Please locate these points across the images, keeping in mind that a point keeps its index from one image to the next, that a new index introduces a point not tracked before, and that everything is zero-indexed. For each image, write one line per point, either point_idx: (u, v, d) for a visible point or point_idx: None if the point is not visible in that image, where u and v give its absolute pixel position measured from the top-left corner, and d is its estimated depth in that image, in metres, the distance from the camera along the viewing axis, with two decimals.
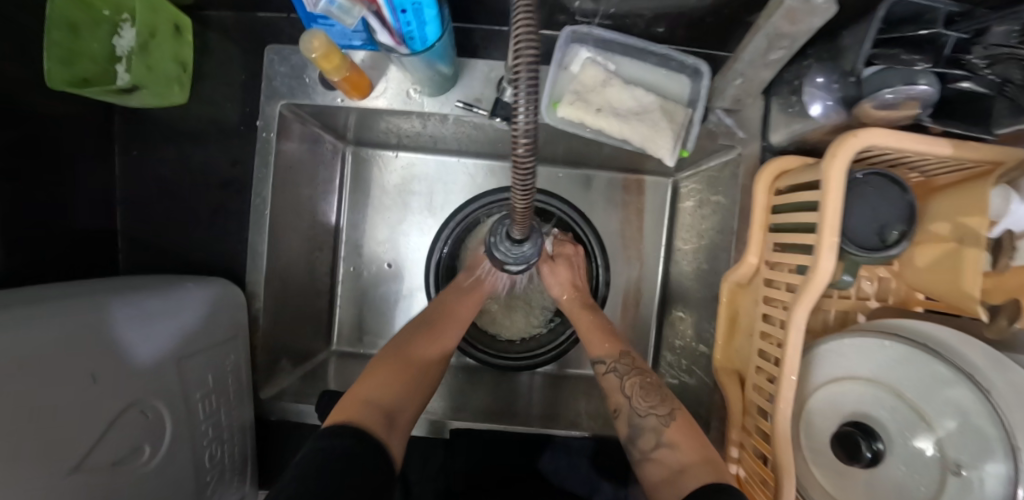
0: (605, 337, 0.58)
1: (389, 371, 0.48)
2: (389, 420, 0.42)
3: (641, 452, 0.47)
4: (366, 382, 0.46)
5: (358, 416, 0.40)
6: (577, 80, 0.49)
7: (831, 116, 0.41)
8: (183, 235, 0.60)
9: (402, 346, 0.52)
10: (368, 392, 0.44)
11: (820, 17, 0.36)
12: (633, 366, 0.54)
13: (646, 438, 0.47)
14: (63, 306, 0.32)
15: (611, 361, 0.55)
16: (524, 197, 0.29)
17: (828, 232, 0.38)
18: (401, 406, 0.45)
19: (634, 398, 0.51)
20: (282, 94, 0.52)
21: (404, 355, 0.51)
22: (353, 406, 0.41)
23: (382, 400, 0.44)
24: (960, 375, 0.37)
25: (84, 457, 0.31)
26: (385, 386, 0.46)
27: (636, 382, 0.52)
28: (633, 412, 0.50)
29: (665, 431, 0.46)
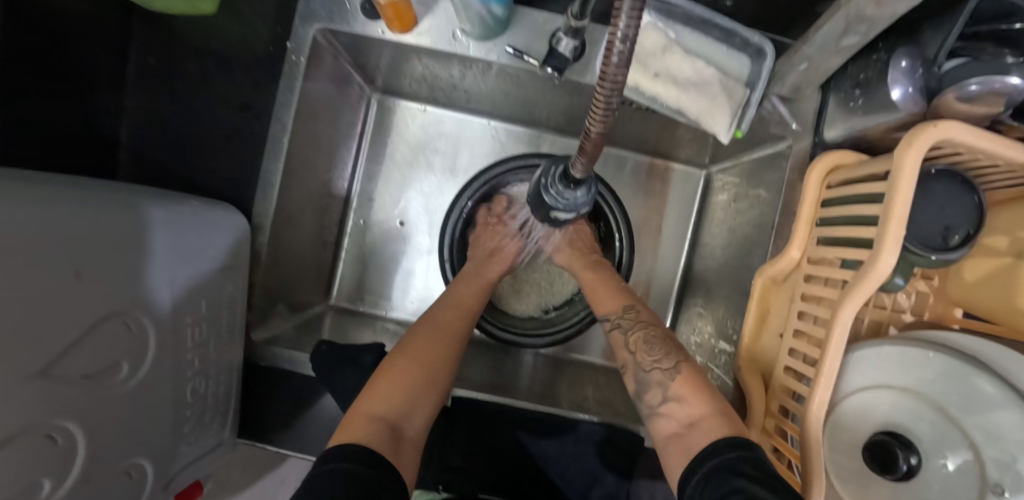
0: (611, 292, 0.53)
1: (406, 364, 0.41)
2: (397, 433, 0.35)
3: (648, 406, 0.42)
4: (377, 383, 0.39)
5: (362, 433, 0.33)
6: (635, 43, 0.46)
7: (909, 105, 0.38)
8: (194, 153, 0.57)
9: (420, 334, 0.45)
10: (374, 399, 0.37)
11: (908, 1, 0.33)
12: (638, 320, 0.48)
13: (652, 393, 0.42)
14: (51, 187, 0.28)
15: (616, 316, 0.50)
16: (600, 124, 0.26)
17: (894, 224, 0.35)
18: (413, 412, 0.38)
19: (637, 353, 0.45)
20: (319, 17, 0.47)
21: (421, 345, 0.44)
22: (356, 420, 0.35)
23: (391, 405, 0.37)
24: (1011, 395, 0.34)
25: (55, 361, 0.27)
26: (398, 385, 0.39)
27: (642, 335, 0.46)
28: (638, 367, 0.44)
29: (671, 385, 0.41)
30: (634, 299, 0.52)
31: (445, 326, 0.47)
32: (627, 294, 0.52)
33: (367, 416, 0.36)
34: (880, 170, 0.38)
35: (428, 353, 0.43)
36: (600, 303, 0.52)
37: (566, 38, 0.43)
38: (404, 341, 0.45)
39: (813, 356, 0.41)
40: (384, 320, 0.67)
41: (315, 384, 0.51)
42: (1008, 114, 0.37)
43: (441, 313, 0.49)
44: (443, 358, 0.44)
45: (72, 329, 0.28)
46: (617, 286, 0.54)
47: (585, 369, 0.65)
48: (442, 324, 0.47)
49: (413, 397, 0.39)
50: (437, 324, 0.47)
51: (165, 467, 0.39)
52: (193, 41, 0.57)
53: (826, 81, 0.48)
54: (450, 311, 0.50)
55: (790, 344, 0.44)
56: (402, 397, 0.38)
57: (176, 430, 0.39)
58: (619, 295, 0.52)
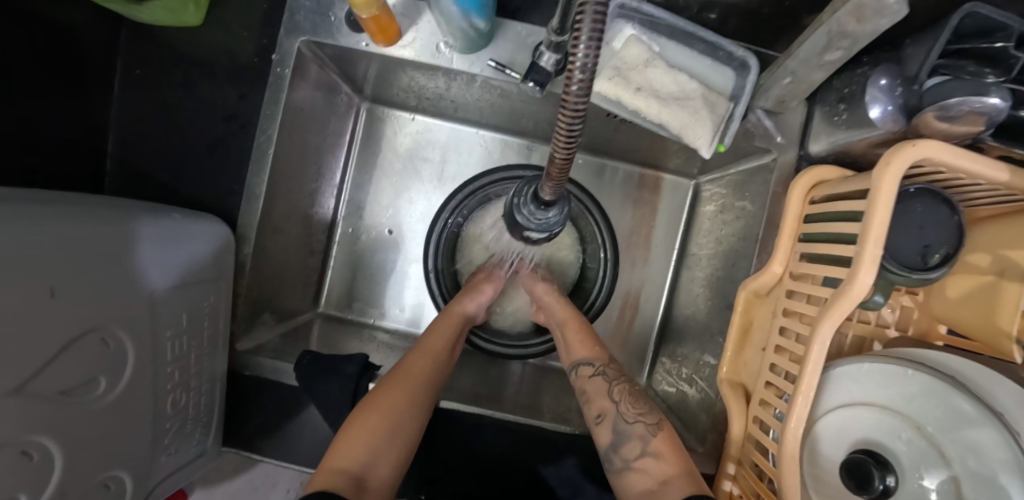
0: (590, 341, 0.54)
1: (377, 410, 0.42)
2: (362, 486, 0.36)
3: (623, 459, 0.43)
4: (347, 430, 0.40)
5: (329, 485, 0.34)
6: (619, 56, 0.46)
7: (888, 124, 0.38)
8: (179, 164, 0.59)
9: (393, 377, 0.46)
10: (343, 450, 0.38)
11: (889, 18, 0.34)
12: (621, 373, 0.50)
13: (630, 445, 0.43)
14: (30, 208, 0.29)
15: (598, 364, 0.51)
16: (566, 147, 0.26)
17: (871, 244, 0.34)
18: (381, 463, 0.38)
19: (622, 404, 0.46)
20: (304, 30, 0.47)
21: (394, 390, 0.44)
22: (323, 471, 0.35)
23: (359, 454, 0.38)
24: (988, 416, 0.33)
25: (30, 379, 0.27)
26: (368, 434, 0.40)
27: (625, 389, 0.48)
28: (618, 418, 0.45)
29: (651, 440, 0.43)
30: (609, 352, 0.53)
31: (415, 370, 0.47)
32: (604, 345, 0.54)
33: (333, 469, 0.36)
34: (860, 187, 0.38)
35: (401, 396, 0.44)
36: (577, 349, 0.53)
37: (547, 52, 0.42)
38: (376, 386, 0.45)
39: (792, 373, 0.41)
40: (373, 329, 0.67)
41: (299, 394, 0.52)
42: (988, 133, 0.36)
43: (414, 356, 0.49)
44: (416, 403, 0.44)
45: (47, 347, 0.29)
46: (591, 331, 0.56)
47: (571, 379, 0.65)
48: (416, 368, 0.48)
49: (382, 445, 0.40)
50: (411, 366, 0.48)
51: (144, 478, 0.40)
52: (181, 48, 0.58)
53: (812, 95, 0.48)
54: (423, 354, 0.50)
55: (771, 359, 0.44)
56: (371, 445, 0.39)
57: (155, 441, 0.40)
58: (597, 343, 0.54)
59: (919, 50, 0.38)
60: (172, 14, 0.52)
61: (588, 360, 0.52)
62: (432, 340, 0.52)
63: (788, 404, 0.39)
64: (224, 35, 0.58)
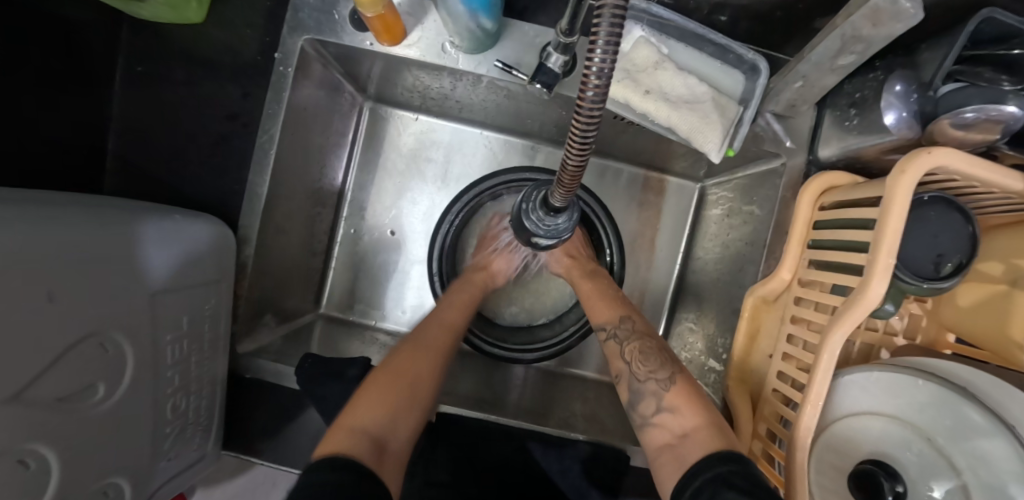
0: (609, 302, 0.53)
1: (388, 381, 0.41)
2: (383, 447, 0.35)
3: (641, 416, 0.42)
4: (358, 399, 0.39)
5: (348, 445, 0.33)
6: (627, 58, 0.46)
7: (903, 129, 0.37)
8: (179, 163, 0.58)
9: (405, 352, 0.45)
10: (358, 415, 0.37)
11: (904, 23, 0.34)
12: (635, 331, 0.49)
13: (646, 402, 0.42)
14: (28, 211, 0.28)
15: (611, 327, 0.50)
16: (578, 154, 0.25)
17: (884, 253, 0.33)
18: (399, 427, 0.38)
19: (634, 363, 0.45)
20: (308, 28, 0.46)
21: (408, 363, 0.44)
22: (339, 435, 0.34)
23: (376, 418, 0.37)
24: (998, 425, 0.32)
25: (27, 386, 0.27)
26: (384, 400, 0.39)
27: (637, 347, 0.46)
28: (632, 377, 0.44)
29: (664, 395, 0.41)
30: (626, 309, 0.52)
31: (428, 346, 0.47)
32: (620, 304, 0.53)
33: (351, 428, 0.35)
34: (872, 195, 0.38)
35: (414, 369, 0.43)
36: (595, 313, 0.53)
37: (555, 53, 0.41)
38: (386, 359, 0.45)
39: (801, 381, 0.40)
40: (375, 330, 0.66)
41: (300, 397, 0.51)
42: (1004, 141, 0.36)
43: (423, 331, 0.49)
44: (428, 376, 0.44)
45: (44, 353, 0.28)
46: (611, 294, 0.55)
47: (574, 383, 0.65)
48: (427, 344, 0.47)
49: (399, 409, 0.39)
50: (422, 341, 0.47)
51: (144, 483, 0.39)
52: (182, 45, 0.57)
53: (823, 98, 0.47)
54: (433, 331, 0.49)
55: (779, 367, 0.44)
56: (388, 410, 0.38)
57: (154, 446, 0.39)
58: (615, 304, 0.53)
59: (935, 55, 0.38)
60: (173, 11, 0.51)
61: (603, 324, 0.51)
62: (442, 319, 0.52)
63: (796, 413, 0.38)
64: (226, 32, 0.57)
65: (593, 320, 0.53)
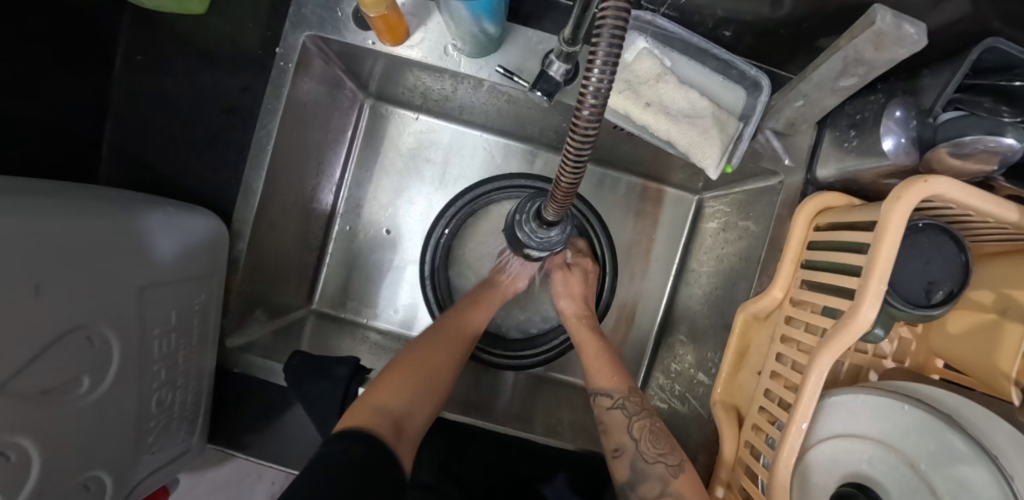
0: (612, 368, 0.53)
1: (411, 369, 0.45)
2: (400, 429, 0.39)
3: (639, 498, 0.43)
4: (381, 381, 0.43)
5: (369, 420, 0.37)
6: (629, 68, 0.46)
7: (901, 156, 0.38)
8: (173, 154, 0.58)
9: (428, 340, 0.49)
10: (381, 397, 0.41)
11: (906, 49, 0.34)
12: (643, 408, 0.49)
13: (648, 485, 0.43)
14: (23, 204, 0.28)
15: (617, 397, 0.50)
16: (573, 171, 0.25)
17: (875, 278, 0.33)
18: (414, 410, 0.42)
19: (641, 442, 0.46)
20: (310, 24, 0.46)
21: (429, 357, 0.47)
22: (364, 411, 0.39)
23: (394, 402, 0.41)
24: (981, 453, 0.31)
25: (9, 379, 0.27)
26: (404, 386, 0.43)
27: (647, 426, 0.47)
28: (637, 456, 0.45)
29: (672, 481, 0.42)
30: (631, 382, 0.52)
31: (455, 336, 0.51)
32: (626, 373, 0.53)
33: (374, 406, 0.40)
34: (867, 219, 0.37)
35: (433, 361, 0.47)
36: (598, 378, 0.52)
37: (557, 62, 0.40)
38: (409, 347, 0.48)
39: (788, 401, 0.40)
40: (366, 328, 0.66)
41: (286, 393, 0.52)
42: (1000, 172, 0.36)
43: (449, 320, 0.53)
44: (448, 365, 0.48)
45: (32, 343, 0.28)
46: (615, 358, 0.54)
47: (561, 389, 0.65)
48: (449, 335, 0.51)
49: (416, 397, 0.43)
50: (449, 332, 0.51)
51: (125, 477, 0.39)
52: (184, 35, 0.57)
53: (822, 118, 0.47)
54: (457, 321, 0.53)
55: (766, 385, 0.43)
56: (406, 396, 0.42)
57: (138, 440, 0.39)
58: (621, 372, 0.53)
59: (937, 81, 0.38)
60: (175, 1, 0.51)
61: (608, 391, 0.51)
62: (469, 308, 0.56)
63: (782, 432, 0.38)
64: (227, 24, 0.56)
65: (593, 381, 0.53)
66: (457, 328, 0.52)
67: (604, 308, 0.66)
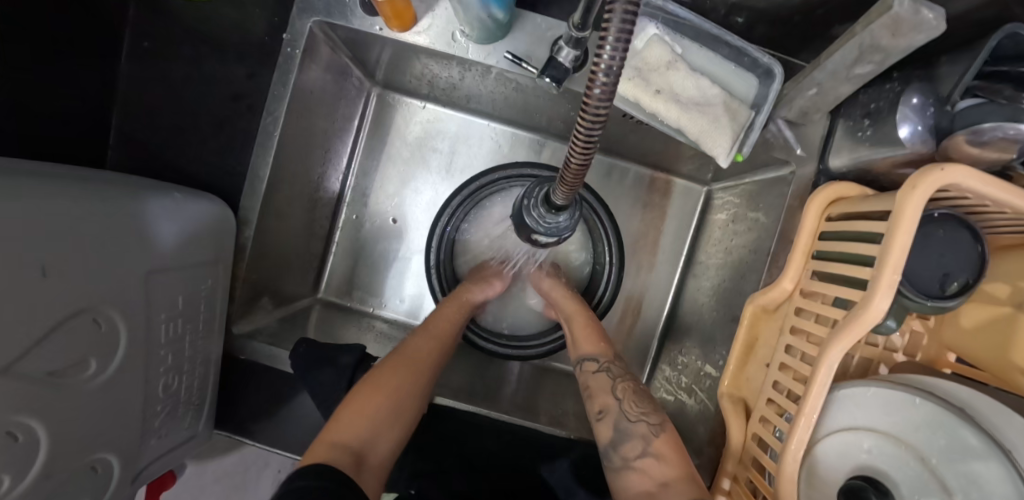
0: (596, 335, 0.55)
1: (373, 390, 0.44)
2: (360, 463, 0.37)
3: (622, 458, 0.43)
4: (343, 410, 0.42)
5: (327, 456, 0.36)
6: (639, 55, 0.45)
7: (916, 143, 0.37)
8: (180, 140, 0.58)
9: (394, 360, 0.48)
10: (342, 430, 0.39)
11: (925, 34, 0.33)
12: (624, 372, 0.51)
13: (630, 445, 0.43)
14: (34, 187, 0.28)
15: (603, 361, 0.52)
16: (582, 154, 0.25)
17: (889, 268, 0.33)
18: (379, 441, 0.41)
19: (625, 401, 0.47)
20: (317, 10, 0.46)
21: (394, 371, 0.46)
22: (322, 446, 0.37)
23: (357, 433, 0.40)
24: (994, 448, 0.31)
25: (17, 359, 0.27)
26: (369, 414, 0.42)
27: (627, 387, 0.48)
28: (621, 416, 0.45)
29: (653, 441, 0.43)
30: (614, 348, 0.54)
31: (422, 351, 0.50)
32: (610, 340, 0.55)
33: (333, 442, 0.38)
34: (882, 209, 0.36)
35: (403, 378, 0.46)
36: (586, 345, 0.54)
37: (566, 47, 0.39)
38: (377, 369, 0.47)
39: (796, 393, 0.40)
40: (372, 318, 0.66)
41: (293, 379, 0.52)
42: (1021, 161, 0.35)
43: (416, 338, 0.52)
44: (418, 387, 0.47)
45: (38, 325, 0.28)
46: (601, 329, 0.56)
47: (566, 381, 0.65)
48: (416, 352, 0.50)
49: (381, 426, 0.42)
50: (414, 349, 0.50)
51: (132, 459, 0.40)
52: (191, 23, 0.57)
53: (836, 107, 0.47)
54: (426, 338, 0.52)
55: (775, 377, 0.43)
56: (368, 426, 0.41)
57: (145, 424, 0.40)
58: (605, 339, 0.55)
59: (955, 68, 0.37)
60: None
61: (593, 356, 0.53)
62: (437, 325, 0.55)
63: (790, 424, 0.37)
64: (234, 10, 0.56)
65: (581, 351, 0.54)
66: (423, 345, 0.51)
67: (609, 299, 0.65)
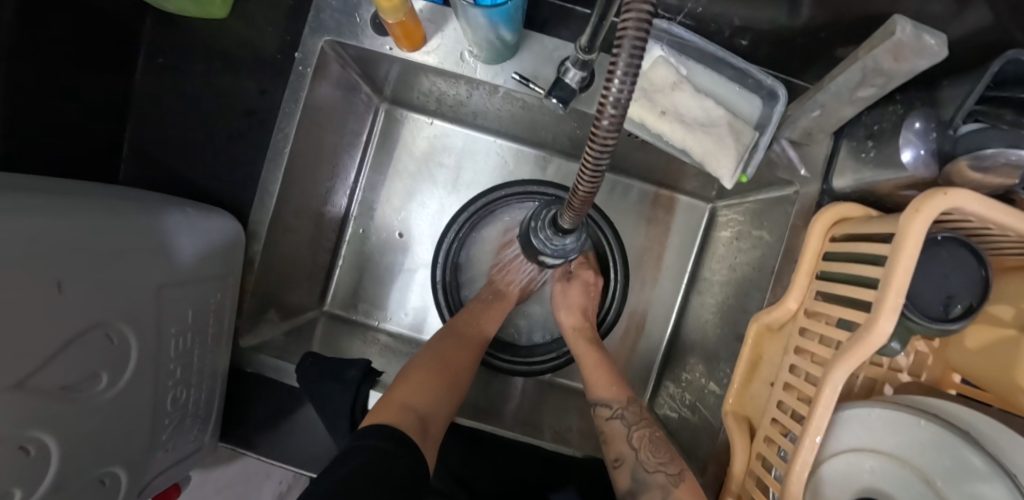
0: (612, 378, 0.54)
1: (421, 378, 0.49)
2: (423, 425, 0.43)
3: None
4: (403, 383, 0.48)
5: (396, 419, 0.42)
6: (644, 77, 0.45)
7: (920, 167, 0.37)
8: (191, 154, 0.59)
9: (440, 347, 0.54)
10: (405, 397, 0.46)
11: (928, 60, 0.33)
12: (641, 417, 0.51)
13: (649, 494, 0.44)
14: (54, 205, 0.29)
15: (616, 406, 0.52)
16: (590, 181, 0.26)
17: (893, 291, 0.33)
18: (436, 410, 0.47)
19: (641, 452, 0.47)
20: (329, 30, 0.47)
21: (427, 372, 0.50)
22: (389, 409, 0.43)
23: (417, 401, 0.46)
24: (997, 469, 0.30)
25: (31, 374, 0.27)
26: (426, 387, 0.48)
27: (644, 435, 0.49)
28: (637, 466, 0.47)
29: (673, 490, 0.43)
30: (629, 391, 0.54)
31: (461, 345, 0.55)
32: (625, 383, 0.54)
33: (400, 404, 0.45)
34: (885, 232, 0.37)
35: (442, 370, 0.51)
36: (598, 388, 0.54)
37: (573, 69, 0.40)
38: (423, 355, 0.53)
39: (801, 413, 0.40)
40: (377, 331, 0.67)
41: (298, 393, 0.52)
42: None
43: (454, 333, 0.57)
44: (461, 373, 0.53)
45: (52, 341, 0.28)
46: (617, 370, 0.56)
47: (570, 396, 0.65)
48: (457, 346, 0.55)
49: (434, 403, 0.47)
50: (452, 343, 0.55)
51: (139, 472, 0.40)
52: (204, 39, 0.58)
53: (839, 128, 0.47)
54: (461, 334, 0.57)
55: (779, 396, 0.43)
56: (427, 394, 0.48)
57: (153, 437, 0.40)
58: (620, 381, 0.54)
59: (957, 93, 0.37)
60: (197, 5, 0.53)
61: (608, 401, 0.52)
62: (468, 322, 0.59)
63: (795, 444, 0.37)
64: (248, 28, 0.58)
65: (596, 394, 0.54)
66: (461, 340, 0.56)
67: (614, 319, 0.66)
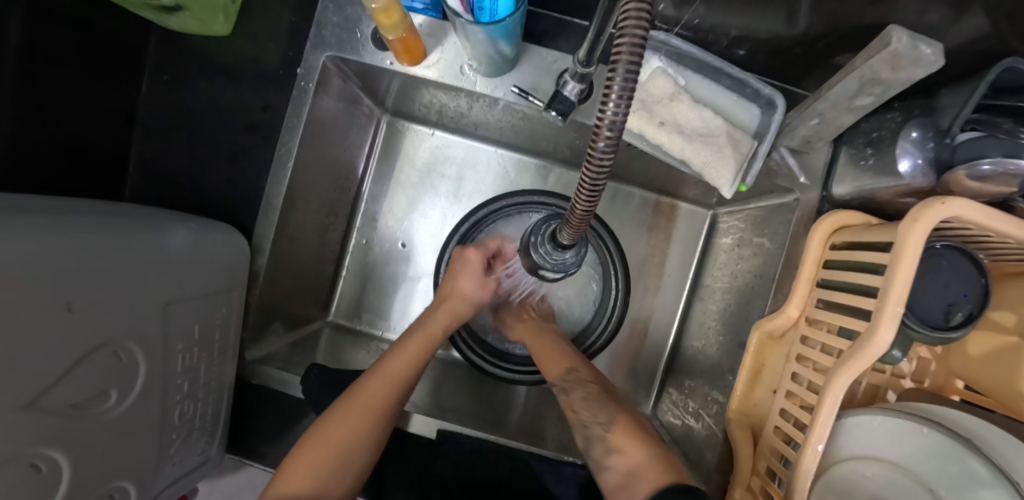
0: (564, 356, 0.55)
1: (342, 418, 0.43)
2: None
3: (597, 459, 0.43)
4: (304, 449, 0.41)
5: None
6: (644, 88, 0.46)
7: (917, 176, 0.38)
8: (196, 168, 0.60)
9: (374, 376, 0.46)
10: (306, 464, 0.40)
11: (924, 69, 0.34)
12: (581, 381, 0.51)
13: (597, 447, 0.44)
14: (63, 226, 0.30)
15: (564, 380, 0.52)
16: (588, 200, 0.26)
17: (892, 300, 0.33)
18: (334, 484, 0.40)
19: (584, 411, 0.48)
20: (330, 45, 0.48)
21: (369, 393, 0.45)
22: (281, 486, 0.38)
23: (304, 487, 0.38)
24: (1000, 476, 0.30)
25: (43, 393, 0.28)
26: (340, 439, 0.42)
27: (585, 397, 0.49)
28: (582, 427, 0.47)
29: (610, 437, 0.43)
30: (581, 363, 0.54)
31: (402, 370, 0.48)
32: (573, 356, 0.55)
33: (280, 496, 0.37)
34: (884, 241, 0.37)
35: (374, 406, 0.44)
36: (551, 368, 0.54)
37: (572, 81, 0.41)
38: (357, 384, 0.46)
39: (803, 422, 0.40)
40: (381, 341, 0.67)
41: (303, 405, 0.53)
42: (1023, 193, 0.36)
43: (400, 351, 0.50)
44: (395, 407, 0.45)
45: (64, 359, 0.29)
46: (568, 349, 0.56)
47: None
48: (397, 368, 0.48)
49: (347, 459, 0.41)
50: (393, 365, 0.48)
51: (148, 486, 0.40)
52: (209, 55, 0.59)
53: (838, 136, 0.47)
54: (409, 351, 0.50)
55: (782, 405, 0.43)
56: (331, 462, 0.40)
57: (161, 451, 0.40)
58: (567, 356, 0.54)
59: (955, 101, 0.37)
60: (204, 25, 0.55)
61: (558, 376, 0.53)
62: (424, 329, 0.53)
63: (798, 454, 0.37)
64: (251, 44, 0.59)
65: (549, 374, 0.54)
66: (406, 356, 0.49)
67: (603, 344, 0.65)
